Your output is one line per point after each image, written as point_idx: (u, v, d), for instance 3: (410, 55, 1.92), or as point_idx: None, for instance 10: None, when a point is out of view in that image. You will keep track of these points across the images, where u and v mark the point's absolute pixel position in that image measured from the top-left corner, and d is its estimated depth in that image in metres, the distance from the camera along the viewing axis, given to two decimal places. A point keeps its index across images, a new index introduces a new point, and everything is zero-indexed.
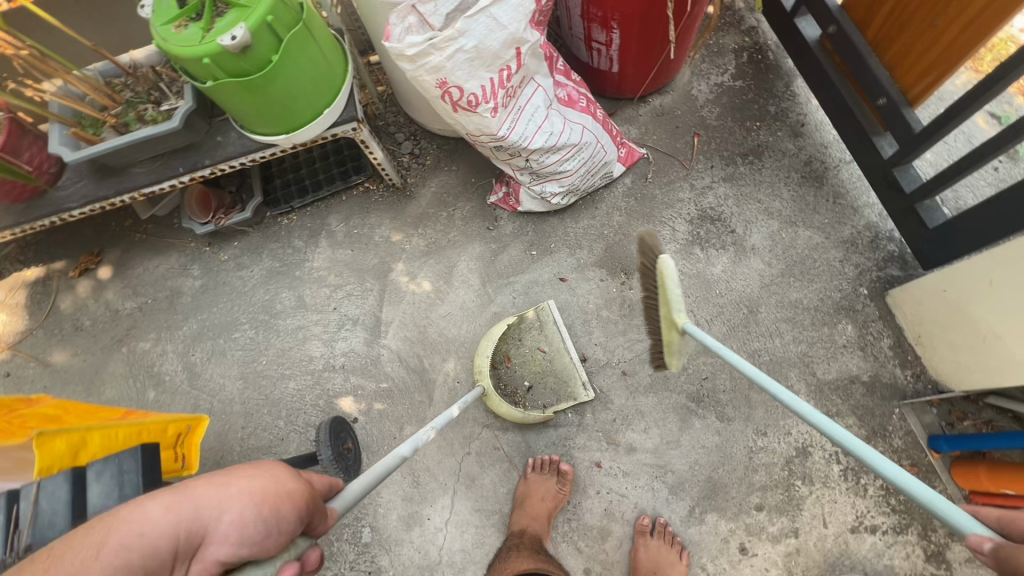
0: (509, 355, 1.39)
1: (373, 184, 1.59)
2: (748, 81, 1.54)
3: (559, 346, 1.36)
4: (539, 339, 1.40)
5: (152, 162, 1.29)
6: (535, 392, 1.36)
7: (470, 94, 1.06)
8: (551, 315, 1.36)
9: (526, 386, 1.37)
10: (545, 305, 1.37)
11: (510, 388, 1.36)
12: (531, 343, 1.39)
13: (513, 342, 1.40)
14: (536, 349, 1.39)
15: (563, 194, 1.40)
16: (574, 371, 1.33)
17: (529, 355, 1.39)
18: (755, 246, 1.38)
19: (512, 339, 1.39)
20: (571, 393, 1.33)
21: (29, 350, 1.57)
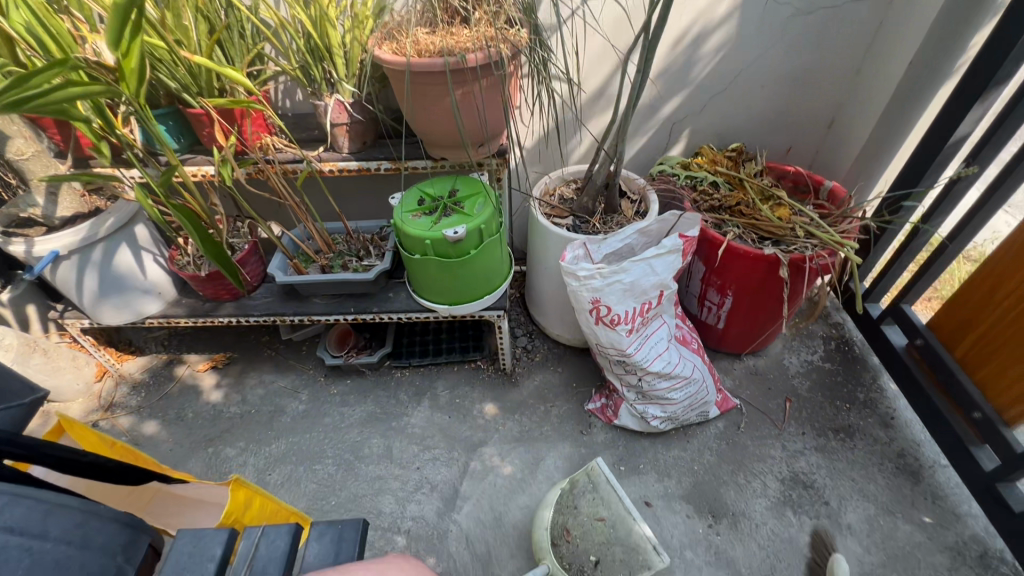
0: (569, 526, 1.31)
1: (485, 364, 1.77)
2: (836, 365, 1.71)
3: (618, 510, 1.26)
4: (597, 503, 1.32)
5: (331, 298, 1.56)
6: (606, 567, 1.24)
7: (615, 314, 1.28)
8: (600, 475, 1.32)
9: (592, 561, 1.26)
10: (590, 464, 1.33)
11: (577, 565, 1.26)
12: (589, 510, 1.31)
13: (570, 513, 1.32)
14: (597, 517, 1.30)
15: (662, 419, 1.50)
16: (640, 535, 1.20)
17: (589, 525, 1.31)
18: (851, 526, 1.35)
19: (569, 508, 1.32)
20: (646, 561, 1.19)
21: (127, 424, 1.67)
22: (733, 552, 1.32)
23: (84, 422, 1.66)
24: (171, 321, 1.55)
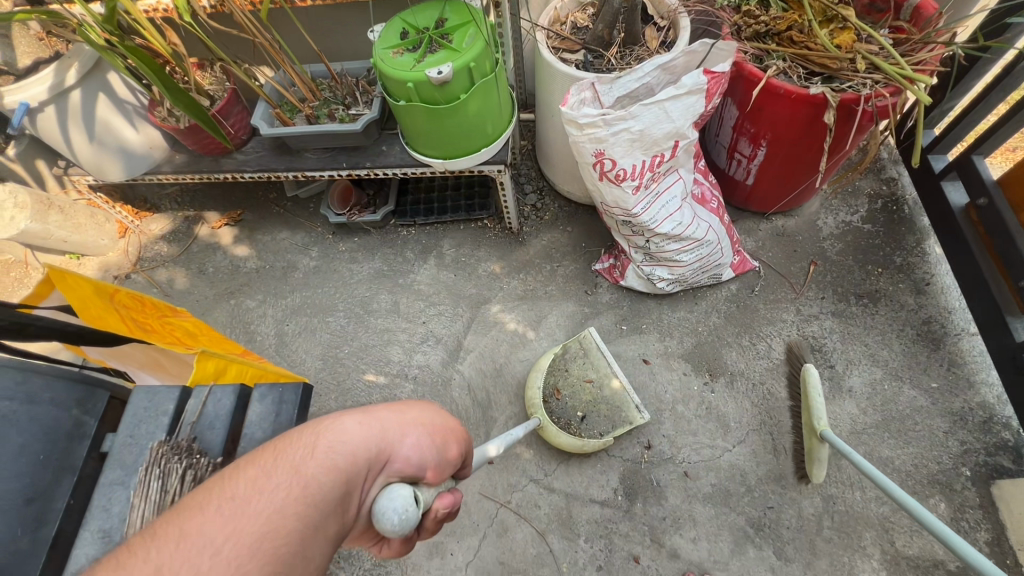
0: (558, 387, 1.40)
1: (493, 223, 1.71)
2: (877, 227, 1.54)
3: (606, 372, 1.39)
4: (586, 367, 1.42)
5: (323, 152, 1.47)
6: (591, 421, 1.35)
7: (621, 169, 1.14)
8: (592, 343, 1.41)
9: (579, 416, 1.36)
10: (584, 332, 1.41)
11: (564, 419, 1.35)
12: (579, 373, 1.40)
13: (560, 374, 1.41)
14: (584, 380, 1.40)
15: (670, 281, 1.43)
16: (624, 394, 1.35)
17: (578, 385, 1.40)
18: (852, 390, 1.34)
19: (559, 370, 1.41)
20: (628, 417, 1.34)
21: (157, 277, 1.77)
22: (726, 408, 1.35)
23: (118, 274, 1.77)
24: (170, 178, 1.52)
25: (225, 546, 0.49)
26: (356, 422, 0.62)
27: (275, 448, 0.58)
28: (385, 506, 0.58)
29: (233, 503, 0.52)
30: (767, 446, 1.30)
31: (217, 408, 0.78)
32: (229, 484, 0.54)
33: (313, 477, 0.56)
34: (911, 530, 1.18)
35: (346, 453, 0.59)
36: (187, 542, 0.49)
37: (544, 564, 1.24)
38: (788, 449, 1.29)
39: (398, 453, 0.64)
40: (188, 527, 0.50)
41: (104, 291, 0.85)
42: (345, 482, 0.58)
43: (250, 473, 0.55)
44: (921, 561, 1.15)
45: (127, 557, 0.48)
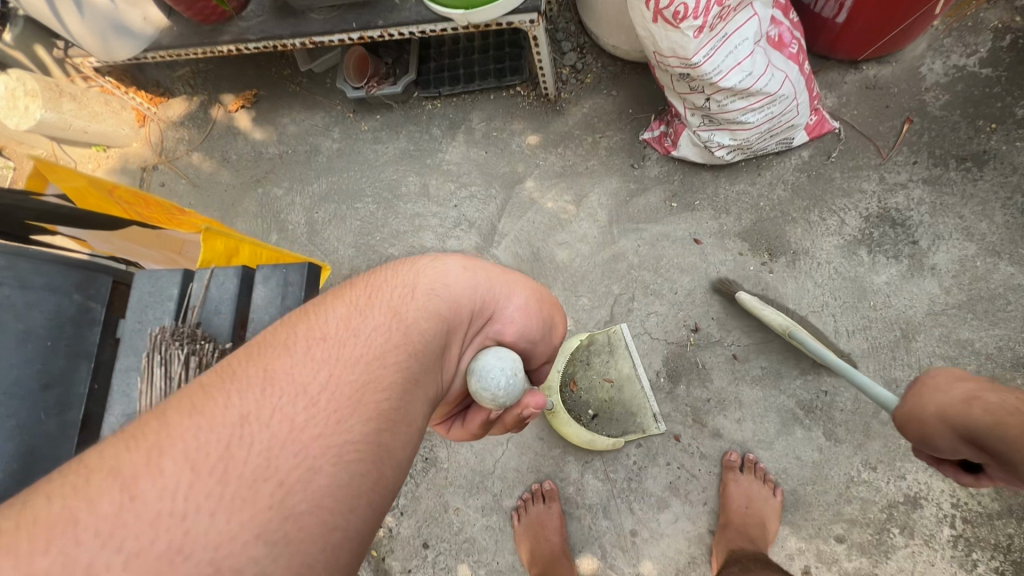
0: (576, 378, 1.30)
1: (526, 90, 1.51)
2: (999, 71, 1.25)
3: (629, 375, 1.25)
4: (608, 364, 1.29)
5: (329, 11, 1.28)
6: (601, 422, 1.26)
7: (680, 4, 0.92)
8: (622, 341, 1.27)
9: (590, 414, 1.28)
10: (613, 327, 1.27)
11: (575, 413, 1.28)
12: (599, 369, 1.28)
13: (580, 364, 1.30)
14: (603, 378, 1.28)
15: (730, 149, 1.24)
16: (644, 401, 1.23)
17: (595, 381, 1.29)
18: (937, 267, 1.18)
19: (580, 361, 1.30)
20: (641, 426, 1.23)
21: (183, 167, 1.72)
22: (784, 290, 1.24)
23: (146, 165, 1.74)
24: (171, 54, 1.39)
25: (321, 393, 0.48)
26: (457, 270, 0.63)
27: (364, 294, 0.58)
28: (488, 369, 0.64)
29: (324, 349, 0.51)
30: (828, 329, 1.20)
31: (221, 293, 0.77)
32: (317, 329, 0.53)
33: (409, 325, 0.56)
34: None
35: (445, 301, 0.60)
36: (280, 384, 0.48)
37: None
38: (851, 332, 1.19)
39: (495, 310, 0.67)
40: (277, 368, 0.49)
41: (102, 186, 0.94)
42: (440, 334, 0.58)
43: (338, 317, 0.55)
44: None
45: (213, 395, 0.46)
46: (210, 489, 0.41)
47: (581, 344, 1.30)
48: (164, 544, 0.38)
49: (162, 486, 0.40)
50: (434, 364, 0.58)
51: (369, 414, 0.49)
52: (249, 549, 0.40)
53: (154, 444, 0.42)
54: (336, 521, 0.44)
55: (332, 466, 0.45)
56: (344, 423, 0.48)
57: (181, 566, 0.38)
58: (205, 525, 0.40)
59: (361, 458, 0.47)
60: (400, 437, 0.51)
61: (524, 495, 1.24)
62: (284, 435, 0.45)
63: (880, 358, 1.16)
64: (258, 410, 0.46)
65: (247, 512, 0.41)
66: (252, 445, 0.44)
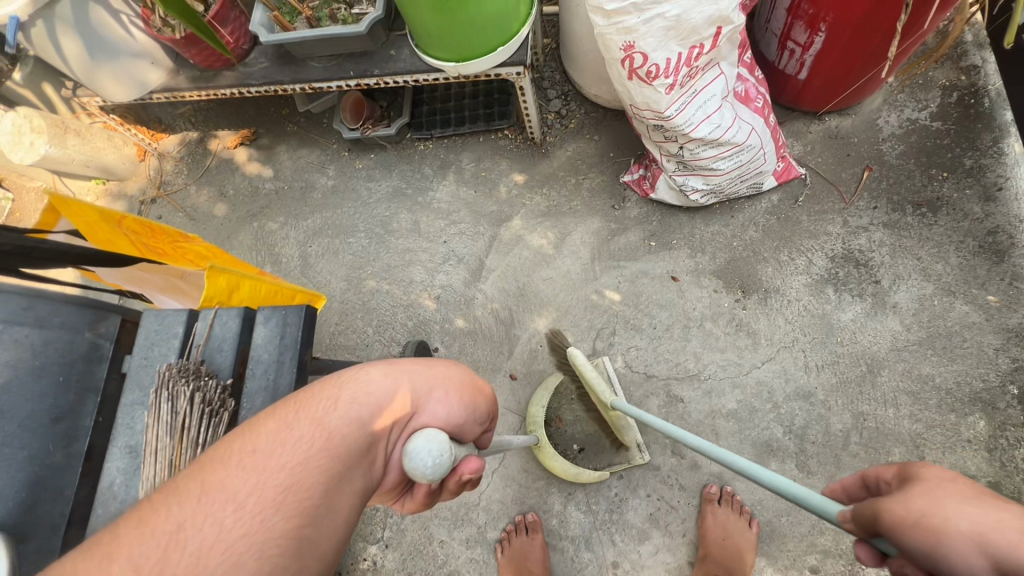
0: (562, 414, 1.35)
1: (513, 134, 1.59)
2: (948, 125, 1.35)
3: (613, 407, 1.27)
4: None
5: (328, 60, 1.36)
6: (586, 454, 1.31)
7: (653, 65, 1.01)
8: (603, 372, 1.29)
9: (576, 448, 1.32)
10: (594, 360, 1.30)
11: (562, 447, 1.32)
12: (584, 404, 1.34)
13: (565, 401, 1.36)
14: (588, 412, 1.34)
15: (704, 193, 1.33)
16: (629, 433, 1.24)
17: (581, 416, 1.34)
18: (898, 306, 1.25)
19: (565, 397, 1.36)
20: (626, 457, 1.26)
21: (181, 201, 1.77)
22: (757, 325, 1.30)
23: (144, 199, 1.78)
24: (176, 95, 1.46)
25: (250, 496, 0.50)
26: (379, 373, 0.64)
27: (299, 402, 0.59)
28: (418, 452, 0.60)
29: (256, 456, 0.53)
30: (799, 363, 1.26)
31: (224, 331, 0.83)
32: (253, 437, 0.55)
33: (336, 431, 0.57)
34: (943, 446, 1.15)
35: (368, 408, 0.60)
36: (213, 492, 0.50)
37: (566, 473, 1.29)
38: (820, 366, 1.25)
39: (420, 407, 0.65)
40: (214, 477, 0.51)
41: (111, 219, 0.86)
42: (370, 435, 0.59)
43: (272, 425, 0.56)
44: None
45: (157, 507, 0.49)
46: None
47: (566, 379, 1.36)
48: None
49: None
50: (363, 462, 0.58)
51: (295, 514, 0.51)
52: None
53: (105, 552, 0.45)
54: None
55: (256, 562, 0.47)
56: (269, 522, 0.49)
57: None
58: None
59: (287, 561, 0.49)
60: (322, 540, 0.52)
61: (507, 526, 1.27)
62: (218, 534, 0.47)
63: (848, 392, 1.22)
64: (198, 512, 0.48)
65: None
66: (188, 544, 0.46)
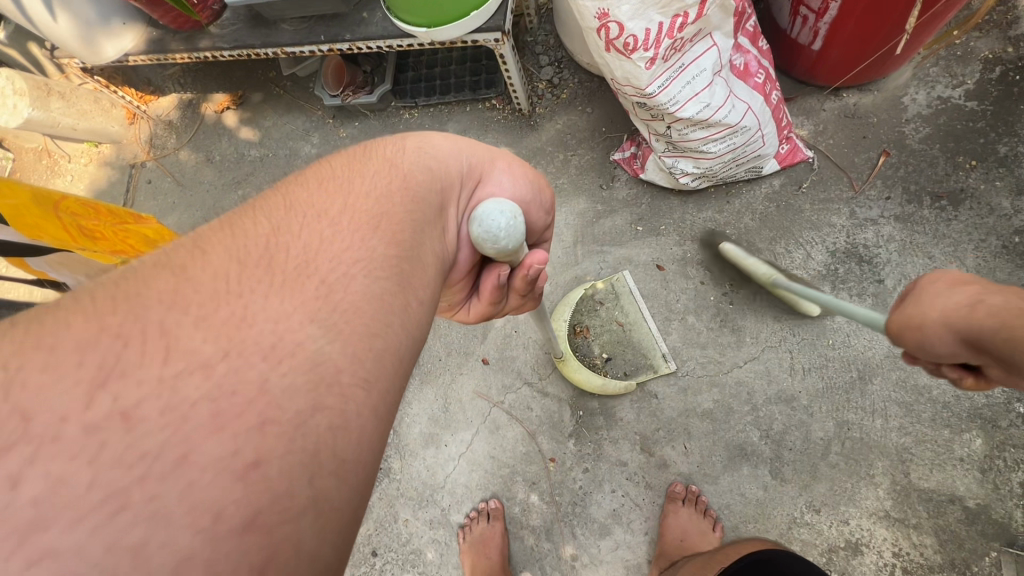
0: (585, 326, 1.30)
1: (501, 103, 1.50)
2: (984, 104, 1.19)
3: (638, 318, 1.27)
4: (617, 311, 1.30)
5: (300, 23, 1.28)
6: (615, 363, 1.27)
7: (630, 36, 0.90)
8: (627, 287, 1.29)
9: (602, 357, 1.28)
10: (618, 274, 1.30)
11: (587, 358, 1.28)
12: (607, 315, 1.30)
13: (587, 314, 1.31)
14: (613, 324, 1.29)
15: (695, 177, 1.22)
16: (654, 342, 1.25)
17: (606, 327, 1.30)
18: None
19: (588, 310, 1.31)
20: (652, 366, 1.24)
21: (170, 165, 1.76)
22: (743, 322, 1.22)
23: (134, 162, 1.78)
24: (150, 58, 1.42)
25: (342, 217, 0.47)
26: (442, 140, 0.61)
27: (367, 150, 0.56)
28: (488, 214, 0.56)
29: (338, 189, 0.50)
30: (784, 365, 1.18)
31: None
32: (329, 176, 0.52)
33: (412, 176, 0.54)
34: (931, 463, 1.07)
35: (438, 163, 0.58)
36: (301, 212, 0.47)
37: (532, 462, 1.27)
38: (807, 369, 1.16)
39: (486, 177, 0.64)
40: (300, 199, 0.48)
41: (45, 200, 0.82)
42: (441, 192, 0.57)
43: (346, 166, 0.54)
44: (935, 495, 1.05)
45: (243, 219, 0.45)
46: (260, 276, 0.40)
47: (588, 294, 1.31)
48: (226, 313, 0.37)
49: (213, 272, 0.40)
50: (440, 225, 0.55)
51: (389, 240, 0.48)
52: (306, 329, 0.39)
53: (199, 247, 0.42)
54: (376, 318, 0.43)
55: (365, 275, 0.44)
56: (368, 241, 0.47)
57: (246, 334, 0.37)
58: (263, 305, 0.39)
59: (389, 278, 0.46)
60: (423, 274, 0.50)
61: (472, 511, 1.26)
62: (317, 246, 0.44)
63: (833, 399, 1.14)
64: (288, 225, 0.45)
65: (295, 298, 0.40)
66: (295, 250, 0.43)
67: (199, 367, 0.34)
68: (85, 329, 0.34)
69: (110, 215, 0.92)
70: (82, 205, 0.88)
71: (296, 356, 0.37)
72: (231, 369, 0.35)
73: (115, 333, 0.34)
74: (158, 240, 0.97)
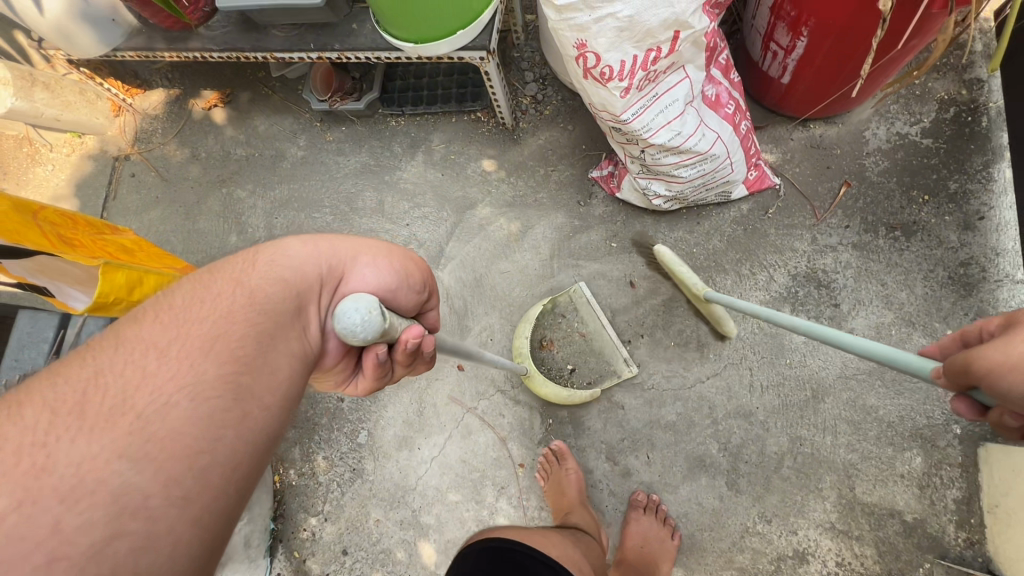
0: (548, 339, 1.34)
1: (486, 116, 1.53)
2: (939, 142, 1.27)
3: (598, 327, 1.31)
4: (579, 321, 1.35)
5: (290, 30, 1.31)
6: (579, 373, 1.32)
7: (606, 66, 0.95)
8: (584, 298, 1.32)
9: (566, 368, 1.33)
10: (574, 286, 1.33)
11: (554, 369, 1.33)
12: (569, 326, 1.34)
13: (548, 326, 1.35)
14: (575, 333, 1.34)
15: (668, 199, 1.28)
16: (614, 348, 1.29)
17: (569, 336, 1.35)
18: (853, 332, 1.21)
19: (548, 323, 1.34)
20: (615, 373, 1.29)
21: (154, 160, 1.76)
22: (708, 339, 1.28)
23: (118, 155, 1.78)
24: (138, 55, 1.43)
25: (173, 344, 0.48)
26: (297, 243, 0.62)
27: (215, 268, 0.57)
28: (346, 308, 0.57)
29: (176, 314, 0.51)
30: (744, 382, 1.24)
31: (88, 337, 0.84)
32: (172, 302, 0.53)
33: (260, 289, 0.56)
34: (875, 478, 1.14)
35: (290, 270, 0.59)
36: (131, 345, 0.48)
37: (502, 467, 1.31)
38: (765, 386, 1.23)
39: (351, 273, 0.65)
40: (134, 332, 0.49)
41: (25, 208, 0.86)
42: (296, 294, 0.58)
43: (190, 287, 0.55)
44: (877, 508, 1.12)
45: (69, 362, 0.47)
46: (70, 424, 0.42)
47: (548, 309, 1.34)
48: (25, 464, 0.38)
49: (21, 426, 0.41)
50: (296, 327, 0.57)
51: (225, 359, 0.49)
52: (122, 463, 0.41)
53: (17, 398, 0.43)
54: (199, 446, 0.44)
55: (191, 400, 0.46)
56: (198, 365, 0.48)
57: (45, 481, 0.38)
58: (69, 451, 0.40)
59: (221, 397, 0.47)
60: (266, 383, 0.51)
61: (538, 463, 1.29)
62: (142, 378, 0.45)
63: (788, 416, 1.20)
64: (114, 363, 0.46)
65: (106, 438, 0.41)
66: (117, 387, 0.45)
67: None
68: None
69: (86, 225, 0.96)
70: (60, 216, 0.93)
71: (97, 493, 0.39)
72: (28, 517, 0.37)
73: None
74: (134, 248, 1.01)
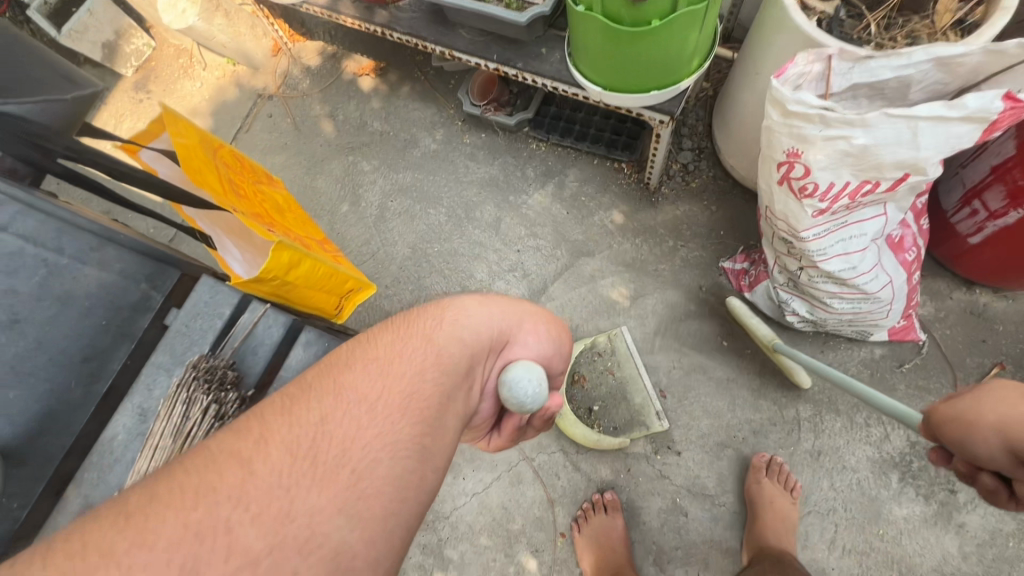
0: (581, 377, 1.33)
1: (630, 170, 1.49)
2: None
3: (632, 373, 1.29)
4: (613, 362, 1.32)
5: (478, 35, 1.29)
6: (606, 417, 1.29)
7: (812, 183, 0.89)
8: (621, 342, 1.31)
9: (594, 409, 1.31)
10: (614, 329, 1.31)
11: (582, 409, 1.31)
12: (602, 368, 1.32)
13: (582, 365, 1.33)
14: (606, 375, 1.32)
15: (803, 319, 1.20)
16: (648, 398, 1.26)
17: (600, 378, 1.32)
18: (963, 526, 1.11)
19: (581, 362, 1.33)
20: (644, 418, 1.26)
21: (293, 108, 1.79)
22: (798, 477, 1.18)
23: (262, 93, 1.81)
24: (323, 12, 1.45)
25: (378, 400, 0.50)
26: (474, 303, 0.60)
27: (407, 317, 0.57)
28: (522, 379, 0.61)
29: (378, 365, 0.52)
30: (824, 536, 1.15)
31: (264, 334, 0.84)
32: (372, 347, 0.54)
33: (446, 347, 0.55)
34: None
35: (474, 331, 0.58)
36: (343, 394, 0.50)
37: (542, 528, 1.25)
38: (846, 549, 1.13)
39: (515, 339, 0.64)
40: (342, 378, 0.51)
41: (207, 144, 0.82)
42: (476, 357, 0.58)
43: (388, 336, 0.55)
44: None
45: (292, 400, 0.49)
46: (302, 473, 0.45)
47: (584, 350, 1.33)
48: (275, 510, 0.42)
49: (263, 468, 0.44)
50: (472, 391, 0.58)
51: (418, 418, 0.50)
52: (335, 522, 0.43)
53: (256, 435, 0.46)
54: (395, 507, 0.47)
55: (393, 461, 0.48)
56: (399, 426, 0.49)
57: (288, 530, 0.42)
58: (304, 500, 0.44)
59: (413, 460, 0.49)
60: (446, 441, 0.52)
61: (577, 512, 1.25)
62: (355, 433, 0.48)
63: None
64: (329, 411, 0.49)
65: (329, 493, 0.44)
66: (332, 439, 0.47)
67: (250, 564, 0.40)
68: (173, 526, 0.40)
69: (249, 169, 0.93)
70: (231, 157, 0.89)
71: (324, 550, 0.42)
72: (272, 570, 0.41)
73: (196, 529, 0.40)
74: (279, 206, 1.02)
